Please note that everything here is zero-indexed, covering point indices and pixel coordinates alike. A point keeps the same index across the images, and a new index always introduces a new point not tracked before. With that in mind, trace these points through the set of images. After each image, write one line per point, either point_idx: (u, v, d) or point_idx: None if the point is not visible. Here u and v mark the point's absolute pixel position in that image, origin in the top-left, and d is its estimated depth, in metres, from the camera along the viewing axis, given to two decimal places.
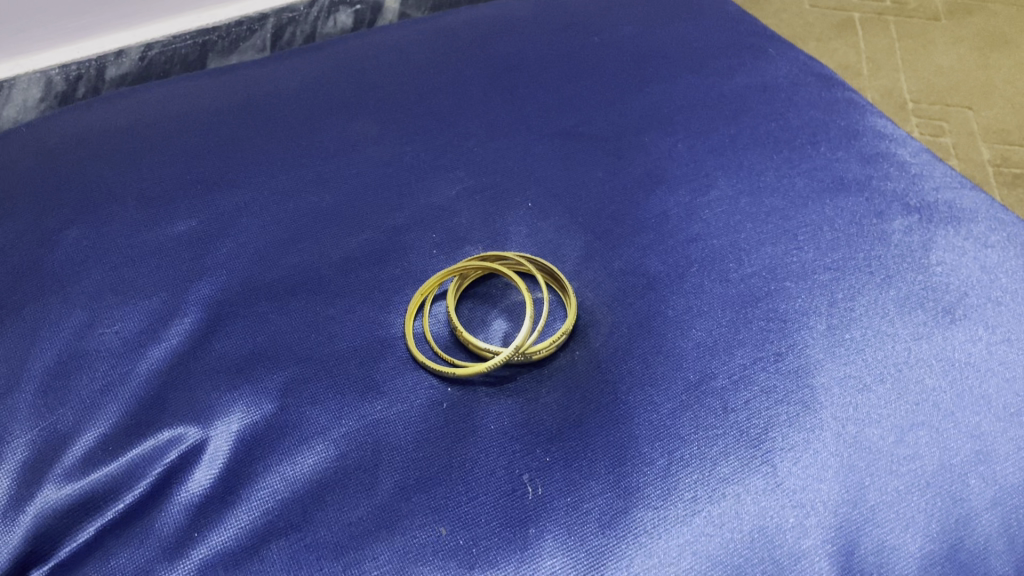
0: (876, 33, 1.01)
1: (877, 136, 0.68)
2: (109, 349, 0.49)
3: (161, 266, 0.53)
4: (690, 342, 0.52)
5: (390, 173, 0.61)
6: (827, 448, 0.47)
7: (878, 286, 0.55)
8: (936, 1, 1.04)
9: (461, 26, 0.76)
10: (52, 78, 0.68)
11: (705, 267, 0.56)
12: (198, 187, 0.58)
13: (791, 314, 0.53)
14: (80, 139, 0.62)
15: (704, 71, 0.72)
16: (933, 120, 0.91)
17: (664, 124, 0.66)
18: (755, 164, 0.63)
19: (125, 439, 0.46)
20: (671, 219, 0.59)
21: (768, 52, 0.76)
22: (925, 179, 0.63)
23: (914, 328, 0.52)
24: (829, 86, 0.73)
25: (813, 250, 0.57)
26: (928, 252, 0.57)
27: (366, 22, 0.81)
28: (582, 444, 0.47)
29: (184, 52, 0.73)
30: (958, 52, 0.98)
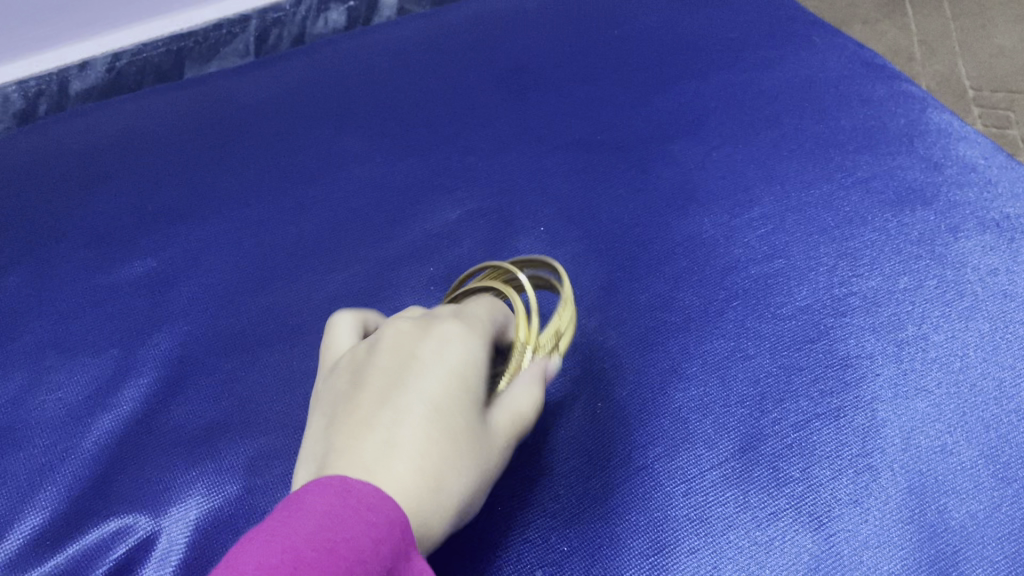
0: (928, 13, 0.91)
1: (944, 134, 0.59)
2: (51, 420, 0.42)
3: (115, 316, 0.46)
4: (733, 395, 0.44)
5: (382, 195, 0.53)
6: (905, 531, 0.39)
7: (954, 320, 0.46)
8: None
9: (466, 21, 0.68)
10: (8, 96, 0.62)
11: (749, 300, 0.48)
12: (160, 220, 0.52)
13: (853, 358, 0.45)
14: (34, 167, 0.55)
15: (740, 65, 0.64)
16: (996, 109, 0.81)
17: (696, 129, 0.58)
18: (802, 174, 0.55)
19: (64, 531, 0.39)
20: (706, 243, 0.51)
21: (811, 41, 0.67)
22: (1002, 187, 0.55)
23: (1000, 375, 0.44)
24: (883, 77, 0.64)
25: (875, 277, 0.49)
26: (1011, 279, 0.49)
27: (361, 20, 0.74)
28: (607, 527, 0.39)
29: (157, 61, 0.66)
30: (1022, 31, 0.88)
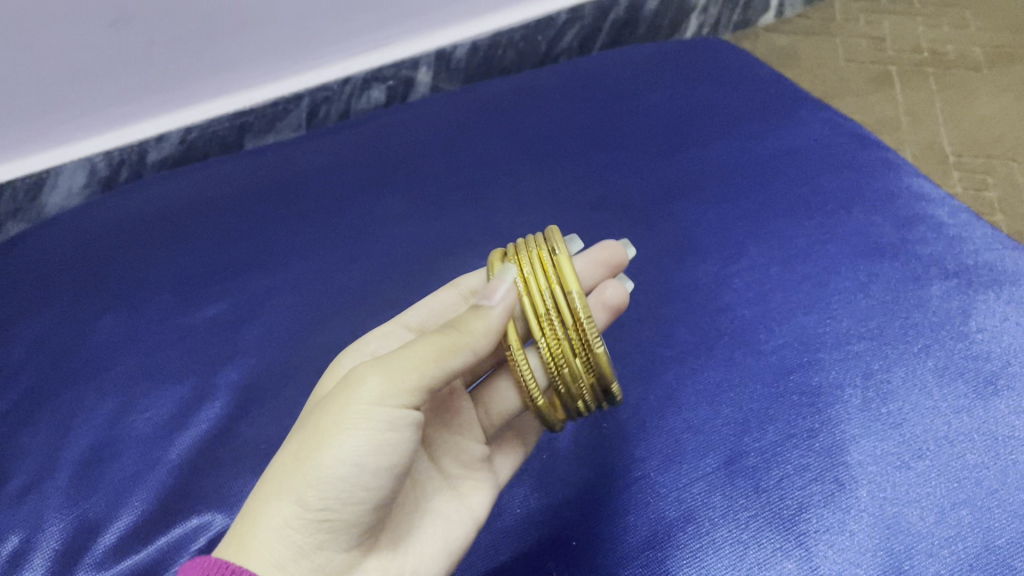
0: (915, 87, 0.99)
1: (915, 196, 0.66)
2: (141, 436, 0.50)
3: (193, 351, 0.55)
4: (720, 418, 0.51)
5: (418, 249, 0.62)
6: (864, 531, 0.45)
7: (915, 356, 0.54)
8: (976, 52, 1.03)
9: (492, 97, 0.77)
10: (95, 164, 0.73)
11: (736, 338, 0.55)
12: (229, 270, 0.60)
13: (825, 387, 0.52)
14: (120, 225, 0.64)
15: (734, 136, 0.72)
16: (976, 173, 0.88)
17: (693, 192, 0.66)
18: (786, 230, 0.63)
19: (153, 526, 0.46)
20: (700, 289, 0.58)
21: (799, 113, 0.75)
22: (965, 241, 0.62)
23: (954, 401, 0.51)
24: (863, 145, 0.72)
25: (847, 318, 0.56)
26: (968, 319, 0.56)
27: (398, 97, 0.85)
28: (609, 527, 0.46)
29: (222, 134, 0.77)
30: (1003, 102, 0.96)
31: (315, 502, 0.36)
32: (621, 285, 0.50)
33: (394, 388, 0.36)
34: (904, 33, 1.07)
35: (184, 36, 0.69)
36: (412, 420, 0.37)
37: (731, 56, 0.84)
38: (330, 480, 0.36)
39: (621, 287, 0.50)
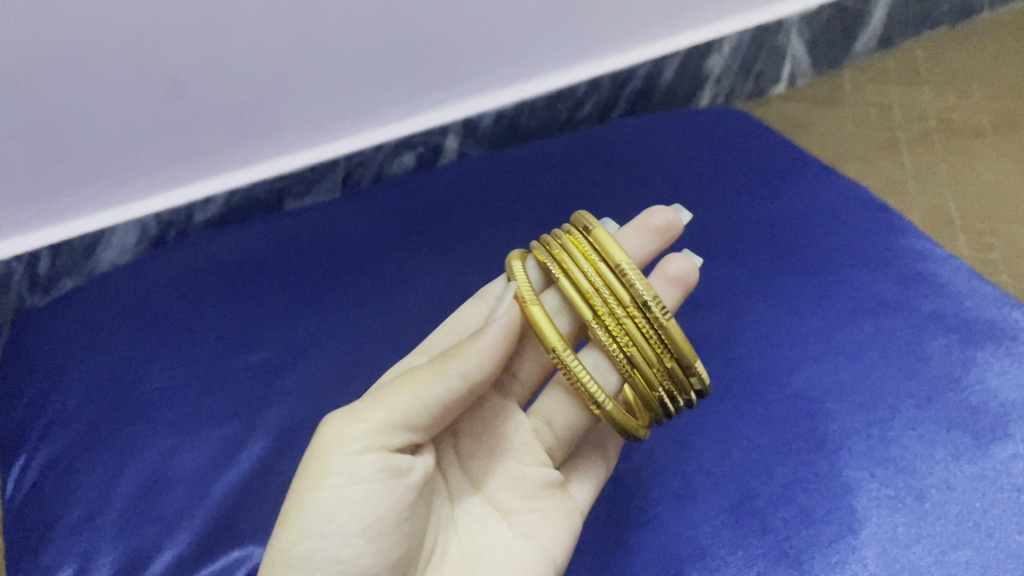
0: (923, 153, 1.03)
1: (919, 254, 0.69)
2: (188, 473, 0.55)
3: (237, 394, 0.59)
4: (729, 463, 0.54)
5: (447, 304, 0.66)
6: (866, 570, 0.48)
7: (917, 406, 0.56)
8: (982, 120, 1.07)
9: (516, 160, 0.82)
10: (146, 224, 0.79)
11: (745, 388, 0.59)
12: (270, 319, 0.64)
13: (831, 435, 0.55)
14: (171, 279, 0.69)
15: (744, 198, 0.76)
16: (982, 237, 0.91)
17: (704, 252, 0.71)
18: (794, 286, 0.66)
19: (199, 556, 0.50)
20: (710, 345, 0.63)
21: (807, 176, 0.79)
22: (966, 297, 0.65)
23: (954, 448, 0.54)
24: (869, 205, 0.75)
25: (852, 369, 0.59)
26: (968, 371, 0.59)
27: (428, 161, 0.91)
28: (623, 563, 0.50)
29: (264, 197, 0.83)
30: (1008, 168, 0.99)
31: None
32: (686, 260, 0.57)
33: (353, 439, 0.42)
34: (912, 102, 1.11)
35: (231, 108, 0.75)
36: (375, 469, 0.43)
37: (744, 122, 0.89)
38: (306, 554, 0.42)
39: (688, 260, 0.57)
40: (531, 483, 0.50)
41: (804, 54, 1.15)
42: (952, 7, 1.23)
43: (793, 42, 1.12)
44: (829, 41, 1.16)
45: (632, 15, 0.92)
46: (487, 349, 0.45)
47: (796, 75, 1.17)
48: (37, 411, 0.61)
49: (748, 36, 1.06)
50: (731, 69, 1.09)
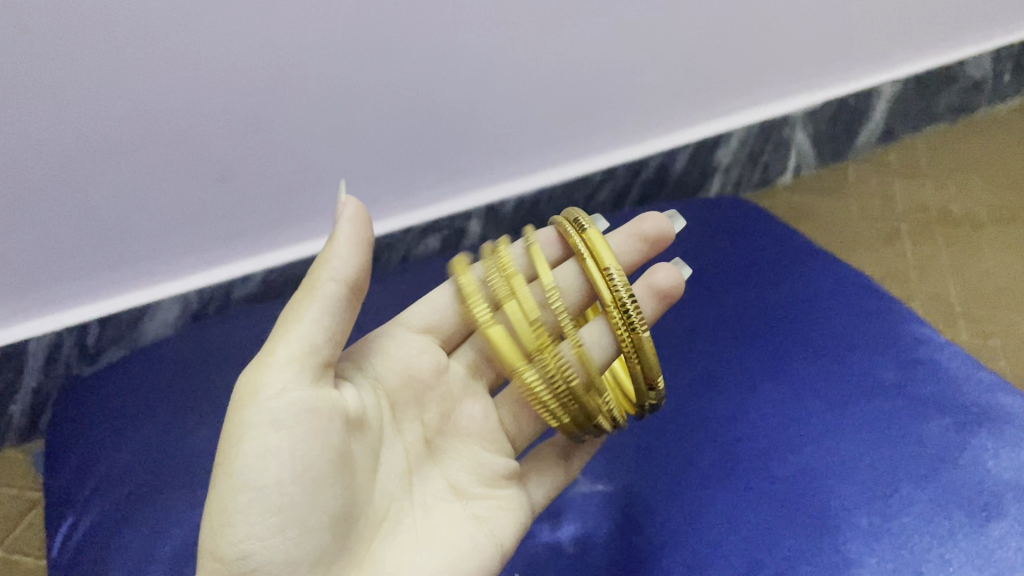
0: (924, 243, 1.07)
1: (918, 339, 0.73)
2: None
3: None
4: (737, 535, 0.57)
5: None
6: None
7: (916, 483, 0.60)
8: (981, 212, 1.12)
9: None
10: (188, 299, 0.83)
11: (752, 464, 0.62)
12: None
13: (834, 509, 0.58)
14: (212, 352, 0.74)
15: (750, 287, 0.81)
16: (981, 324, 0.95)
17: (713, 336, 0.75)
18: (798, 368, 0.71)
19: None
20: (719, 421, 0.66)
21: (811, 264, 0.84)
22: (964, 381, 0.68)
23: (951, 524, 0.57)
24: (870, 292, 0.79)
25: (855, 447, 0.63)
26: (964, 451, 0.62)
27: (452, 245, 0.96)
28: None
29: (298, 276, 0.87)
30: (1006, 258, 1.04)
31: (238, 551, 0.44)
32: (674, 271, 0.62)
33: (266, 385, 0.46)
34: (914, 194, 1.17)
35: (272, 193, 0.81)
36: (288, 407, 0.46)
37: (751, 213, 0.94)
38: (244, 509, 0.44)
39: (674, 272, 0.61)
40: (492, 470, 0.57)
41: (808, 148, 1.21)
42: (949, 105, 1.30)
43: (798, 137, 1.18)
44: (832, 136, 1.22)
45: (643, 109, 0.99)
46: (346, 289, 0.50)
47: (800, 166, 1.23)
48: (85, 475, 0.65)
49: (754, 130, 1.12)
50: (739, 161, 1.15)
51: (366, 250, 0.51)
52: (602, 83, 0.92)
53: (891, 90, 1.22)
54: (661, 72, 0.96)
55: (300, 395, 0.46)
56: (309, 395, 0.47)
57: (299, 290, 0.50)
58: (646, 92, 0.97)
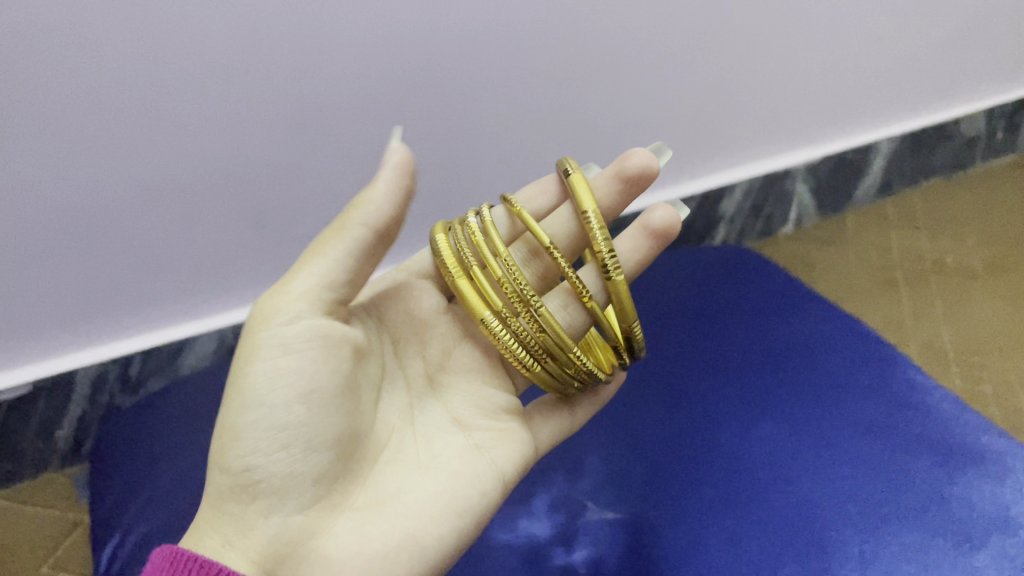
0: (919, 292, 1.13)
1: (910, 381, 0.78)
2: None
3: None
4: (738, 561, 0.62)
5: None
6: None
7: (905, 516, 0.64)
8: (974, 263, 1.17)
9: None
10: (225, 334, 0.89)
11: (753, 495, 0.67)
12: None
13: (828, 539, 0.63)
14: None
15: (752, 330, 0.86)
16: (973, 369, 1.00)
17: (717, 376, 0.80)
18: (796, 407, 0.76)
19: None
20: (722, 455, 0.71)
21: (811, 310, 0.89)
22: (952, 422, 0.73)
23: (937, 554, 0.61)
24: (865, 336, 0.84)
25: (849, 482, 0.68)
26: (951, 487, 0.66)
27: None
28: None
29: None
30: (998, 308, 1.09)
31: (244, 465, 0.50)
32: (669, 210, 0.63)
33: (280, 313, 0.52)
34: (910, 245, 1.22)
35: (305, 235, 0.87)
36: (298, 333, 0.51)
37: (753, 261, 0.99)
38: (252, 425, 0.50)
39: (671, 211, 0.63)
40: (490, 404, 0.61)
41: (809, 201, 1.27)
42: (945, 161, 1.35)
43: (799, 190, 1.24)
44: (832, 188, 1.27)
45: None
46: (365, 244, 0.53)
47: (802, 218, 1.29)
48: (133, 496, 0.70)
49: (757, 183, 1.18)
50: (742, 212, 1.21)
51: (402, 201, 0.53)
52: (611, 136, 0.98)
53: (888, 146, 1.28)
54: (666, 125, 1.02)
55: (310, 323, 0.51)
56: (318, 324, 0.52)
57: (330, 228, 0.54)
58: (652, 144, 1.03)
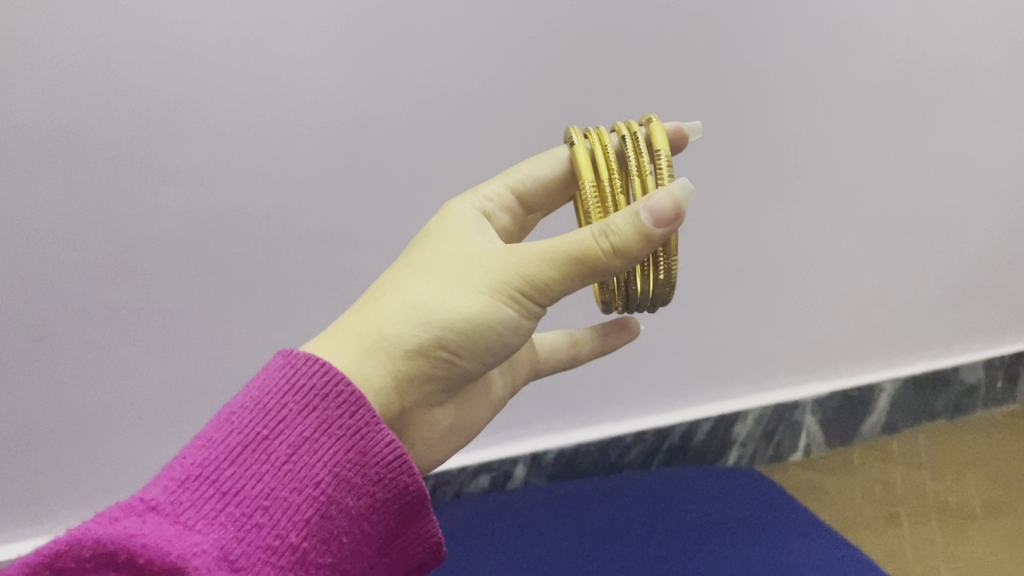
0: (919, 528, 1.19)
1: None
2: None
3: None
4: None
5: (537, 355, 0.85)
6: None
7: None
8: (973, 505, 1.23)
9: (559, 490, 1.13)
10: None
11: None
12: None
13: None
14: None
15: (754, 550, 0.93)
16: None
17: None
18: None
19: None
20: None
21: (808, 534, 0.96)
22: None
23: None
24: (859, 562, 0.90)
25: None
26: None
27: (500, 484, 1.23)
28: None
29: None
30: (994, 551, 1.14)
31: (466, 366, 0.62)
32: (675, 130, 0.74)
33: (487, 291, 0.59)
34: (912, 483, 1.29)
35: None
36: (498, 307, 0.59)
37: (755, 489, 1.08)
38: (464, 358, 0.61)
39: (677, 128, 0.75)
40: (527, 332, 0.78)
41: (818, 431, 1.35)
42: (946, 403, 1.44)
43: (808, 420, 1.33)
44: (840, 424, 1.37)
45: (653, 384, 1.25)
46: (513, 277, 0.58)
47: (810, 446, 1.36)
48: None
49: (767, 412, 1.30)
50: (754, 437, 1.31)
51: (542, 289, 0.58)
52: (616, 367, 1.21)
53: (892, 387, 1.38)
54: (666, 351, 1.22)
55: (508, 307, 0.59)
56: (503, 310, 0.59)
57: (523, 257, 0.58)
58: (655, 375, 1.24)
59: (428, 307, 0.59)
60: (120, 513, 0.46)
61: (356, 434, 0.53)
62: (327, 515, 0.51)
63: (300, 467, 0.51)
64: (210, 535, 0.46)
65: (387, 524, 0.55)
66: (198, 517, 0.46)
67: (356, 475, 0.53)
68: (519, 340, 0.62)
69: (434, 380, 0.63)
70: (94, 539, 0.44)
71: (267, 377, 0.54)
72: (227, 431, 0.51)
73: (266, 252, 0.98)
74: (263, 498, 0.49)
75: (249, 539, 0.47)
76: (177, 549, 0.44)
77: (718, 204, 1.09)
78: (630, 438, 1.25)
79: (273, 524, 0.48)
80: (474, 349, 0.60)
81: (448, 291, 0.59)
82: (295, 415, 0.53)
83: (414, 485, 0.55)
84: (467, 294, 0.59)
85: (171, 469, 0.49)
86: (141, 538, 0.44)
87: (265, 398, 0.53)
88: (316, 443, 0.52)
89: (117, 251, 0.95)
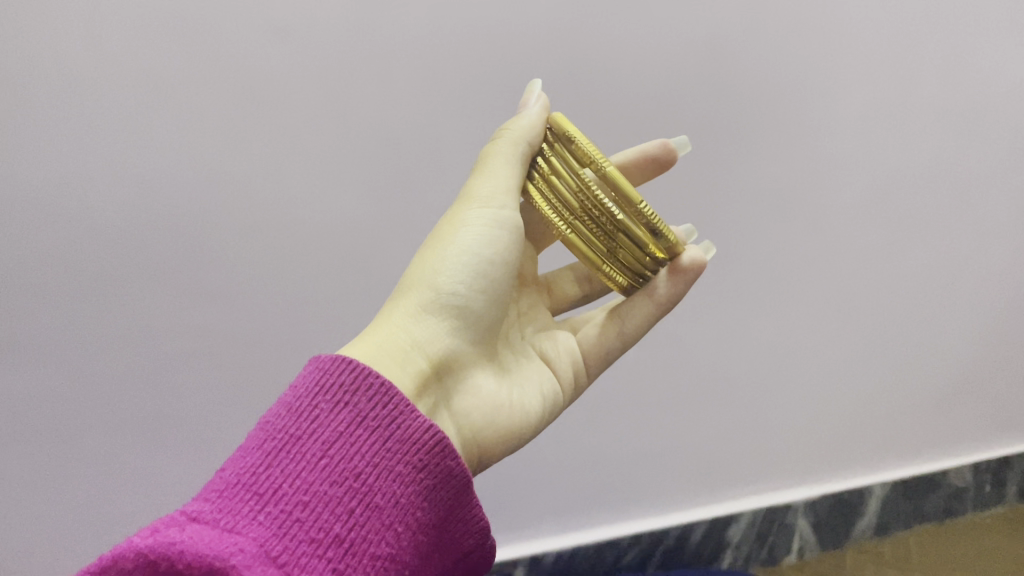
0: None
1: None
2: None
3: None
4: None
5: None
6: None
7: None
8: None
9: None
10: None
11: None
12: None
13: None
14: None
15: None
16: None
17: None
18: None
19: None
20: None
21: None
22: None
23: None
24: None
25: None
26: None
27: None
28: None
29: None
30: None
31: (473, 304, 0.66)
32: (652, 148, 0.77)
33: (460, 217, 0.67)
34: None
35: None
36: (476, 219, 0.66)
37: None
38: (469, 288, 0.66)
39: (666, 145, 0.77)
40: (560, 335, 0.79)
41: (811, 534, 1.38)
42: (935, 507, 1.47)
43: (800, 524, 1.37)
44: (832, 528, 1.40)
45: (650, 486, 1.29)
46: (478, 192, 0.67)
47: (804, 549, 1.39)
48: None
49: (760, 514, 1.34)
50: (748, 539, 1.34)
51: (505, 181, 0.67)
52: (615, 467, 1.26)
53: (881, 490, 1.42)
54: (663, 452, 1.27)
55: (484, 215, 0.66)
56: (483, 220, 0.66)
57: (472, 184, 0.68)
58: (651, 477, 1.29)
59: (435, 250, 0.66)
60: (162, 525, 0.45)
61: (392, 426, 0.54)
62: (372, 502, 0.51)
63: (337, 460, 0.51)
64: (253, 535, 0.46)
65: (434, 513, 0.56)
66: (242, 520, 0.46)
67: (398, 463, 0.53)
68: (509, 265, 0.68)
69: (458, 327, 0.66)
70: (134, 548, 0.43)
71: (298, 382, 0.55)
72: (263, 437, 0.51)
73: (280, 385, 0.99)
74: (303, 494, 0.49)
75: (292, 533, 0.47)
76: (222, 548, 0.43)
77: (714, 317, 1.15)
78: (627, 539, 1.28)
79: (316, 518, 0.48)
80: (474, 279, 0.66)
81: (444, 230, 0.67)
82: (328, 414, 0.53)
83: (454, 469, 0.56)
84: (446, 236, 0.66)
85: (211, 482, 0.49)
86: (183, 542, 0.43)
87: (297, 401, 0.53)
88: (352, 438, 0.52)
89: (124, 394, 0.94)
